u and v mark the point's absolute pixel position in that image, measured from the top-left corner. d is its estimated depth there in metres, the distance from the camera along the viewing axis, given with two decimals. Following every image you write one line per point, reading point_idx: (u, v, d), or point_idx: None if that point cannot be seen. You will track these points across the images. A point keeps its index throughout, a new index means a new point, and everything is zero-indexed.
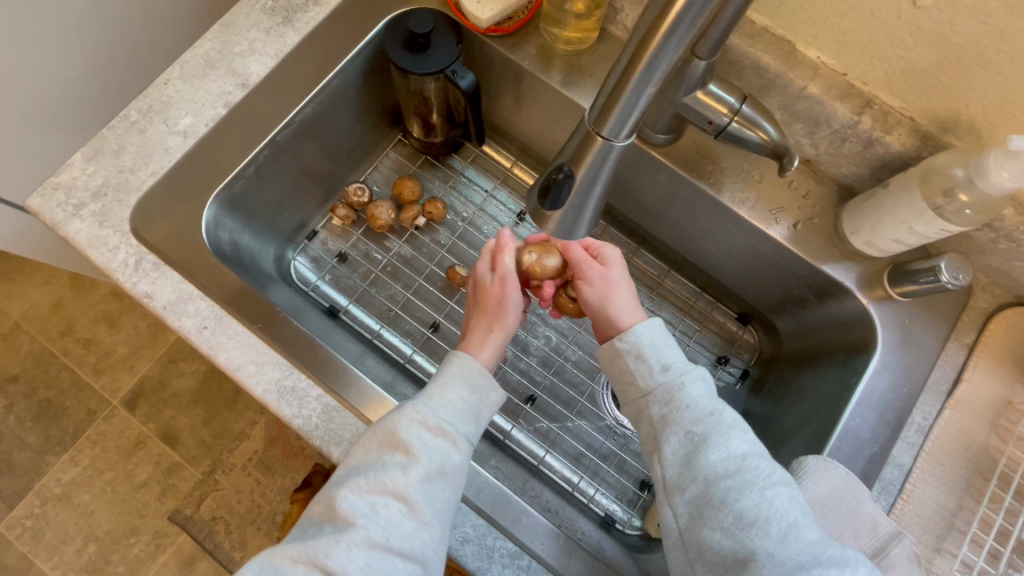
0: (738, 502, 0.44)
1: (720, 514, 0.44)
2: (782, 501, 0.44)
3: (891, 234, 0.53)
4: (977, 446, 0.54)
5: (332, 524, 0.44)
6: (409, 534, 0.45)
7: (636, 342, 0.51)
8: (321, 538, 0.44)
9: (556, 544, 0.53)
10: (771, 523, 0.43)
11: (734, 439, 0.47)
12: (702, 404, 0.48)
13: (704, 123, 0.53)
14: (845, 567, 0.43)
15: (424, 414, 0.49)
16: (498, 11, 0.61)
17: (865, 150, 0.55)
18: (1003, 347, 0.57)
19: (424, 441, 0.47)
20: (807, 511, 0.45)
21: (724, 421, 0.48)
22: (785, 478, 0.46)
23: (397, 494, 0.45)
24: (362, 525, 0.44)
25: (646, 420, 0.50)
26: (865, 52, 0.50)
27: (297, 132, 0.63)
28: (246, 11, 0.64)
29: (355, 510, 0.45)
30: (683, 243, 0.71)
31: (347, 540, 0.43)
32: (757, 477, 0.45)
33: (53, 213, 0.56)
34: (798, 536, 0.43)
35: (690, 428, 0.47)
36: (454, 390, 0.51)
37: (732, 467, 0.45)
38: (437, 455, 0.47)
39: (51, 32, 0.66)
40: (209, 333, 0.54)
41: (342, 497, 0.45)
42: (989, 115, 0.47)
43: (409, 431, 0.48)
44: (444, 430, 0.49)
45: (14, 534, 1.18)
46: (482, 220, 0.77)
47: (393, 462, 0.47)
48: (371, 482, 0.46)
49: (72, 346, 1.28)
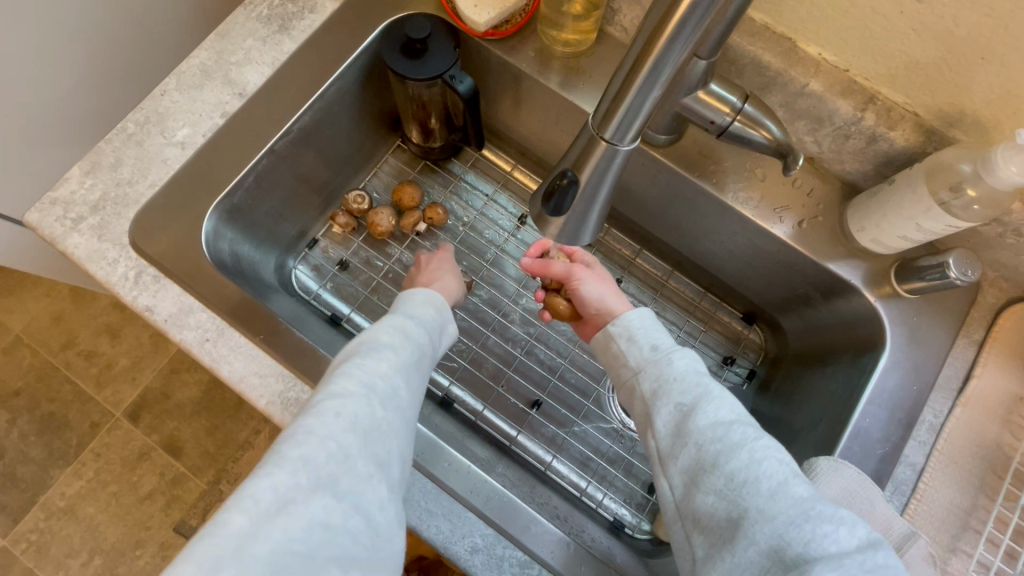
0: (728, 464, 0.42)
1: (712, 478, 0.42)
2: (771, 459, 0.42)
3: (897, 230, 0.53)
4: (989, 443, 0.53)
5: (327, 392, 0.43)
6: (403, 410, 0.46)
7: (627, 326, 0.53)
8: (327, 400, 0.42)
9: (565, 552, 0.53)
10: (761, 482, 0.40)
11: (722, 407, 0.45)
12: (690, 377, 0.48)
13: (706, 123, 0.53)
14: (842, 525, 0.38)
15: (401, 319, 0.54)
16: (496, 13, 0.60)
17: (869, 146, 0.54)
18: (1013, 342, 0.56)
19: (409, 337, 0.52)
20: (800, 473, 0.41)
21: (712, 392, 0.47)
22: (777, 444, 0.43)
23: (393, 371, 0.48)
24: (361, 391, 0.44)
25: (639, 397, 0.50)
26: (867, 48, 0.49)
27: (295, 140, 0.63)
28: (242, 20, 0.64)
29: (352, 379, 0.45)
30: (687, 243, 0.71)
31: (351, 401, 0.43)
32: (745, 438, 0.43)
33: (51, 228, 0.55)
34: (789, 492, 0.40)
35: (680, 400, 0.47)
36: (422, 306, 0.57)
37: (720, 432, 0.44)
38: (415, 351, 0.52)
39: (46, 45, 0.65)
40: (211, 345, 0.54)
41: (343, 371, 0.45)
42: (994, 109, 0.47)
43: (387, 326, 0.52)
44: (421, 333, 0.54)
45: (19, 548, 1.18)
46: (483, 225, 0.76)
47: (384, 347, 0.49)
48: (369, 360, 0.47)
49: (74, 359, 1.28)
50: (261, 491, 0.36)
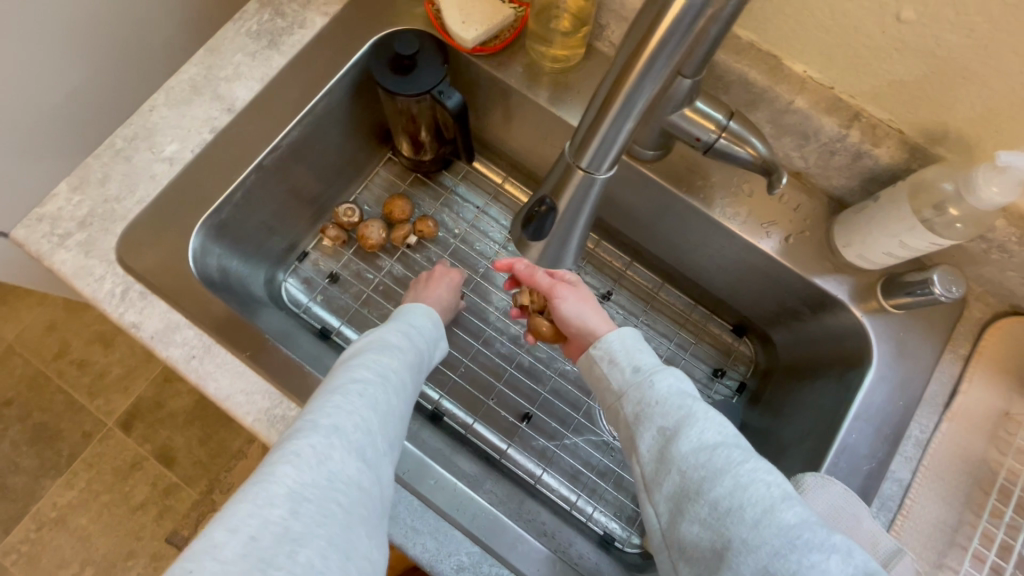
0: (712, 492, 0.41)
1: (697, 506, 0.41)
2: (757, 484, 0.41)
3: (882, 246, 0.53)
4: (975, 458, 0.54)
5: (345, 380, 0.48)
6: (404, 403, 0.52)
7: (608, 349, 0.51)
8: (347, 388, 0.47)
9: (553, 570, 0.52)
10: (746, 510, 0.39)
11: (707, 430, 0.44)
12: (673, 398, 0.46)
13: (692, 140, 0.53)
14: (832, 553, 0.37)
15: (404, 321, 0.59)
16: (482, 30, 0.61)
17: (855, 162, 0.55)
18: (999, 357, 0.56)
19: (410, 340, 0.57)
20: (788, 496, 0.40)
21: (696, 413, 0.45)
22: (765, 468, 0.42)
23: (398, 370, 0.52)
24: (374, 380, 0.49)
25: (623, 421, 0.49)
26: (852, 66, 0.49)
27: (284, 155, 0.63)
28: (232, 35, 0.64)
29: (364, 370, 0.50)
30: (676, 256, 0.71)
31: (366, 387, 0.48)
32: (730, 463, 0.42)
33: (38, 244, 0.55)
34: (776, 520, 0.39)
35: (663, 423, 0.46)
36: (425, 312, 0.62)
37: (704, 458, 0.43)
38: (416, 349, 0.57)
39: (36, 59, 0.65)
40: (197, 362, 0.54)
41: (356, 366, 0.50)
42: (977, 128, 0.47)
43: (393, 328, 0.57)
44: (422, 335, 0.59)
45: (9, 559, 1.17)
46: (474, 237, 0.77)
47: (389, 348, 0.54)
48: (377, 357, 0.52)
49: (67, 368, 1.27)
50: (303, 453, 0.41)
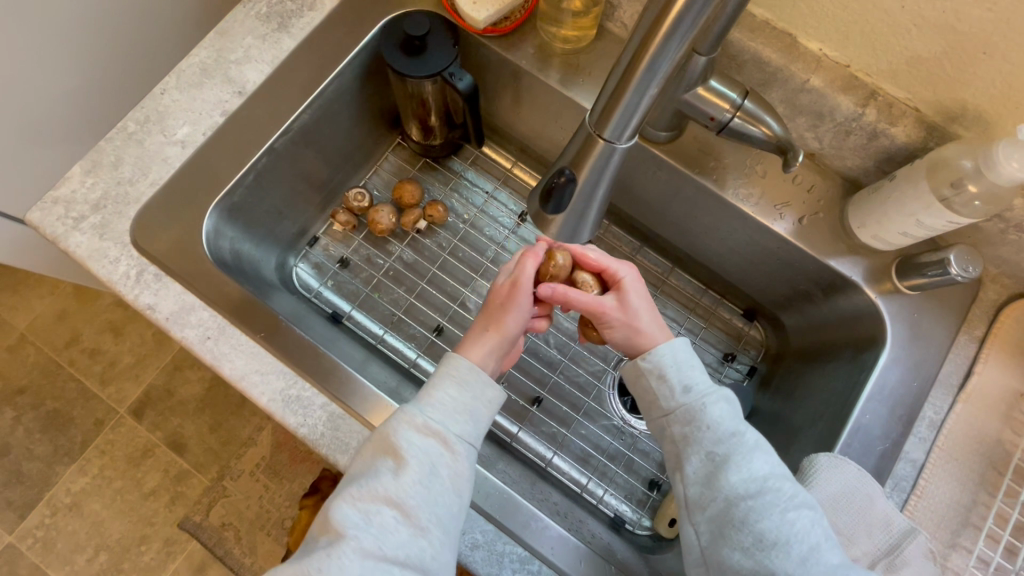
0: (760, 523, 0.43)
1: (740, 534, 0.44)
2: (804, 523, 0.44)
3: (898, 227, 0.53)
4: (990, 439, 0.53)
5: (325, 538, 0.43)
6: (404, 542, 0.44)
7: (659, 362, 0.49)
8: (314, 554, 0.42)
9: (566, 548, 0.53)
10: (792, 546, 0.43)
11: (757, 460, 0.46)
12: (725, 424, 0.47)
13: (706, 120, 0.52)
14: None
15: (414, 416, 0.48)
16: (494, 11, 0.60)
17: (870, 142, 0.54)
18: (1014, 339, 0.56)
19: (415, 444, 0.46)
20: (829, 535, 0.44)
21: (747, 442, 0.47)
22: (809, 501, 0.45)
23: (390, 500, 0.44)
24: (354, 535, 0.43)
25: (667, 437, 0.49)
26: (869, 43, 0.49)
27: (295, 138, 0.63)
28: (241, 18, 0.64)
29: (347, 520, 0.43)
30: (688, 240, 0.70)
31: (340, 552, 0.42)
32: (779, 499, 0.44)
33: (53, 227, 0.56)
34: (820, 560, 0.43)
35: (712, 449, 0.47)
36: (444, 390, 0.49)
37: (754, 488, 0.45)
38: (428, 458, 0.46)
39: (47, 44, 0.65)
40: (212, 343, 0.54)
41: (336, 508, 0.44)
42: (996, 105, 0.47)
43: (399, 434, 0.47)
44: (435, 430, 0.47)
45: (25, 544, 1.19)
46: (483, 222, 0.76)
47: (385, 467, 0.46)
48: (364, 490, 0.45)
49: (78, 357, 1.28)
50: None
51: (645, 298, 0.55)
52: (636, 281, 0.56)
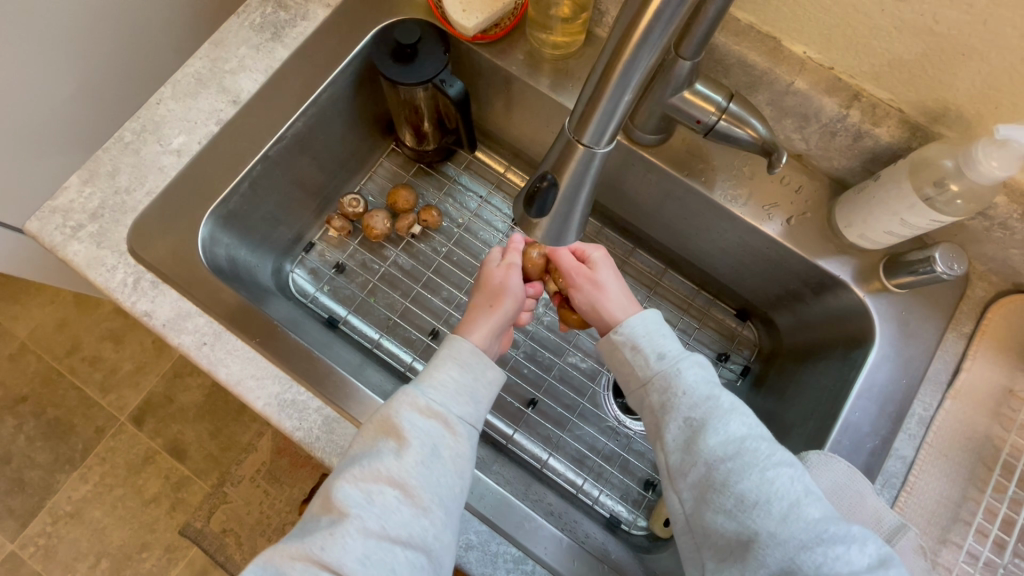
0: (739, 485, 0.44)
1: (722, 498, 0.44)
2: (783, 482, 0.44)
3: (883, 226, 0.53)
4: (979, 435, 0.54)
5: (328, 517, 0.44)
6: (407, 521, 0.44)
7: (632, 334, 0.52)
8: (317, 533, 0.43)
9: (560, 549, 0.53)
10: (772, 503, 0.43)
11: (734, 422, 0.47)
12: (699, 389, 0.48)
13: (692, 122, 0.53)
14: (849, 543, 0.42)
15: (415, 397, 0.49)
16: (483, 18, 0.61)
17: (855, 143, 0.55)
18: (1003, 335, 0.57)
19: (416, 424, 0.47)
20: (810, 490, 0.44)
21: (724, 406, 0.47)
22: (788, 459, 0.45)
23: (392, 481, 0.45)
24: (356, 514, 0.43)
25: (648, 407, 0.50)
26: (850, 46, 0.50)
27: (289, 146, 0.64)
28: (235, 28, 0.64)
29: (349, 500, 0.44)
30: (680, 241, 0.71)
31: (342, 531, 0.43)
32: (756, 458, 0.45)
33: (51, 236, 0.57)
34: (801, 514, 0.43)
35: (689, 415, 0.47)
36: (446, 370, 0.51)
37: (731, 450, 0.45)
38: (429, 437, 0.47)
39: (44, 57, 0.66)
40: (208, 349, 0.55)
41: (337, 488, 0.45)
42: (977, 105, 0.47)
43: (400, 416, 0.48)
44: (436, 411, 0.48)
45: (26, 552, 1.19)
46: (478, 226, 0.77)
47: (386, 448, 0.46)
48: (365, 471, 0.45)
49: (79, 365, 1.29)
50: None
51: (612, 271, 0.60)
52: (602, 259, 0.62)
